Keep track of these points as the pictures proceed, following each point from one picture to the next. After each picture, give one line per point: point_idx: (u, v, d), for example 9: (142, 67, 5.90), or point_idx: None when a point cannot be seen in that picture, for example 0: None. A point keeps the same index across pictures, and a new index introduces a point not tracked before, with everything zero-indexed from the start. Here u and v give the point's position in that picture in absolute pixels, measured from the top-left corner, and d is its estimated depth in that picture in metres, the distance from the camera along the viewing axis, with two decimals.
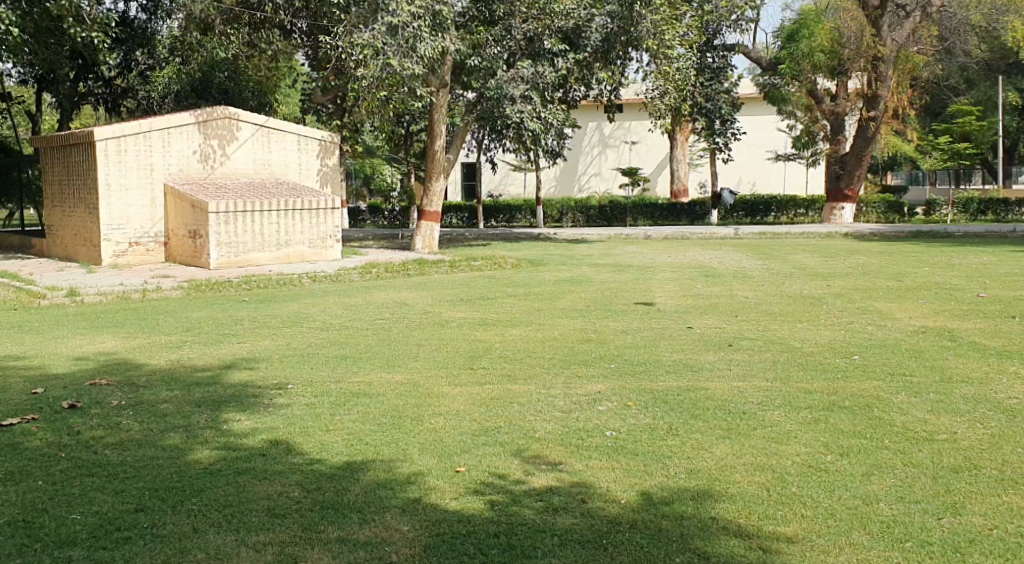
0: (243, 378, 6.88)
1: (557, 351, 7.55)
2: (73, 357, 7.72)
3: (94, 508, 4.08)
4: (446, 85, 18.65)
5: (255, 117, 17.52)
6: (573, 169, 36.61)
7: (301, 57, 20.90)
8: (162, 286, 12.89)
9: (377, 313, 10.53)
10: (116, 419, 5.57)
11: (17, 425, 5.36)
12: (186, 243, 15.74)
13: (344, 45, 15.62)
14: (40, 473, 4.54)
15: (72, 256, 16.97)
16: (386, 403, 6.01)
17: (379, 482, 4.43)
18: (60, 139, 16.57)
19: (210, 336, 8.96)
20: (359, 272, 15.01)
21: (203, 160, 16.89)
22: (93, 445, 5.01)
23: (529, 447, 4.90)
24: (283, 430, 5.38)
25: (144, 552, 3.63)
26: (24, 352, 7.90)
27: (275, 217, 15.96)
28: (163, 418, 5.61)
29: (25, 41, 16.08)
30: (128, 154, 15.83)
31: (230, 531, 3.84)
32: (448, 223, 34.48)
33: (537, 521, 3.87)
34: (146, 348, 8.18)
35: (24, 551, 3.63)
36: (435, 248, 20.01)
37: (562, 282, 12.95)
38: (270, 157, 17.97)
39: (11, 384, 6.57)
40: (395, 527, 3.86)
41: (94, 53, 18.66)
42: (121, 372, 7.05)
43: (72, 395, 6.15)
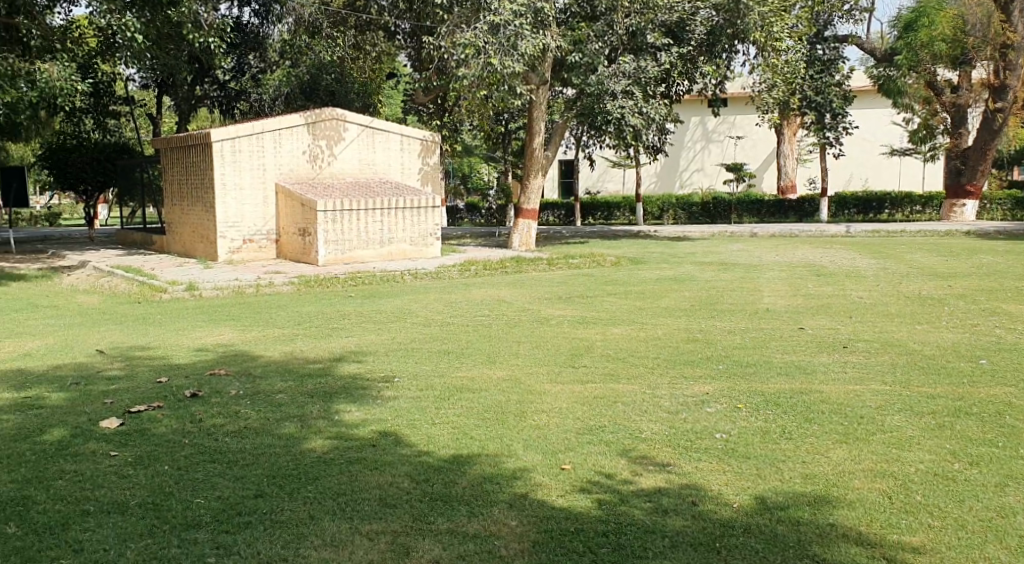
0: (353, 371, 7.06)
1: (661, 352, 7.42)
2: (192, 348, 8.06)
3: (217, 493, 4.25)
4: (546, 82, 18.72)
5: (361, 118, 17.93)
6: (675, 166, 36.05)
7: (403, 57, 21.40)
8: (274, 281, 13.42)
9: (477, 310, 10.56)
10: (234, 408, 5.80)
11: (144, 412, 5.64)
12: (296, 241, 16.29)
13: (447, 45, 16.17)
14: (166, 458, 4.76)
15: (189, 253, 17.81)
16: (489, 399, 6.04)
17: (486, 476, 4.46)
18: (180, 139, 17.34)
19: (320, 330, 9.21)
20: (458, 270, 15.10)
21: (311, 160, 17.40)
22: (214, 433, 5.21)
23: (635, 447, 4.84)
24: (391, 423, 5.47)
25: (264, 535, 3.76)
26: (149, 343, 8.33)
27: (379, 214, 16.31)
28: (279, 408, 5.81)
29: (148, 47, 16.88)
30: (242, 155, 16.46)
31: (344, 520, 3.93)
32: (545, 221, 34.59)
33: (647, 522, 3.81)
34: (261, 341, 8.49)
35: (156, 532, 3.81)
36: (533, 246, 20.00)
37: (664, 280, 12.75)
38: (375, 157, 18.37)
39: (139, 372, 6.95)
40: (504, 521, 3.88)
41: (211, 58, 19.47)
42: (239, 363, 7.35)
43: (192, 385, 6.42)
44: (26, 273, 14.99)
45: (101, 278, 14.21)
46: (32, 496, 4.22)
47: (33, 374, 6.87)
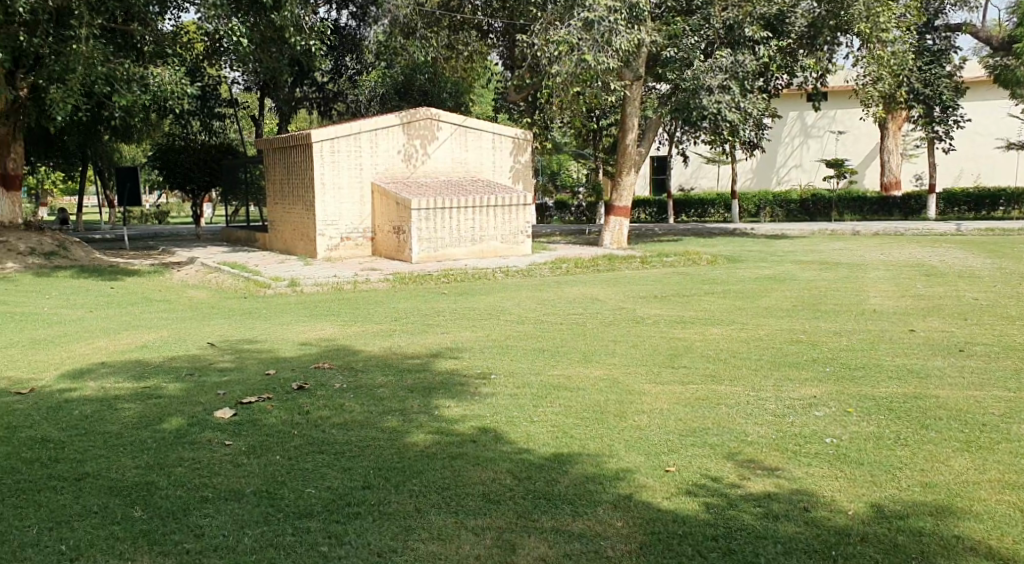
0: (451, 367, 7.14)
1: (763, 352, 7.25)
2: (297, 342, 8.30)
3: (326, 483, 4.36)
4: (640, 78, 18.48)
5: (454, 117, 18.09)
6: (771, 162, 35.22)
7: (495, 57, 21.58)
8: (370, 278, 13.71)
9: (571, 308, 10.54)
10: (339, 400, 5.93)
11: (255, 403, 5.83)
12: (391, 239, 16.59)
13: (541, 43, 16.14)
14: (277, 448, 4.90)
15: (290, 250, 18.34)
16: (588, 398, 6.01)
17: (589, 475, 4.43)
18: (281, 140, 17.86)
19: (417, 326, 9.35)
20: (549, 268, 15.11)
21: (406, 159, 17.66)
22: (321, 425, 5.34)
23: (741, 451, 4.73)
24: (491, 419, 5.50)
25: (373, 527, 3.84)
26: (256, 337, 8.62)
27: (471, 213, 16.44)
28: (381, 402, 5.91)
29: (252, 51, 17.42)
30: (341, 155, 16.85)
31: (449, 514, 3.96)
32: (637, 218, 34.30)
33: (757, 527, 3.73)
34: (361, 336, 8.68)
35: (270, 519, 3.94)
36: (625, 244, 19.76)
37: (763, 279, 12.45)
38: (467, 156, 18.51)
39: (248, 365, 7.19)
40: (609, 521, 3.84)
41: (311, 61, 20.00)
42: (341, 357, 7.52)
43: (298, 377, 6.61)
44: (139, 269, 15.74)
45: (208, 274, 14.80)
46: (156, 481, 4.43)
47: (150, 365, 7.20)
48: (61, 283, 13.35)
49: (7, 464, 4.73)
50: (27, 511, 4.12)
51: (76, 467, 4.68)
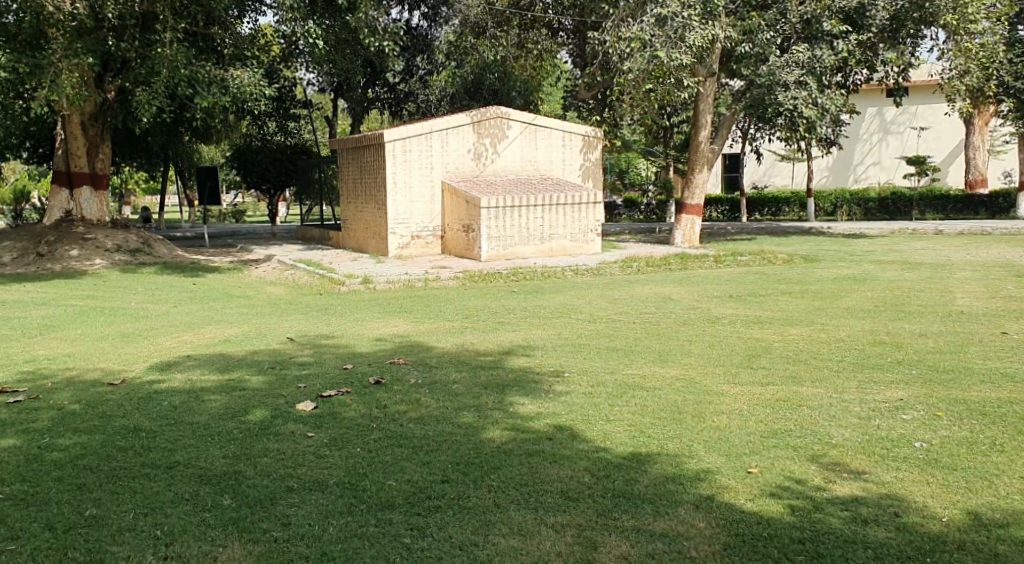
0: (524, 364, 7.14)
1: (845, 354, 7.06)
2: (372, 338, 8.41)
3: (407, 476, 4.43)
4: (714, 74, 18.24)
5: (524, 115, 18.08)
6: (849, 159, 34.33)
7: (565, 55, 21.52)
8: (441, 276, 13.82)
9: (643, 307, 10.44)
10: (415, 395, 6.00)
11: (334, 396, 5.94)
12: (461, 237, 16.70)
13: (613, 40, 16.07)
14: (357, 441, 4.99)
15: (362, 248, 18.64)
16: (664, 398, 5.94)
17: (669, 475, 4.38)
18: (354, 140, 18.15)
19: (489, 323, 9.39)
20: (620, 266, 14.99)
21: (476, 158, 17.76)
22: (399, 419, 5.39)
23: (826, 453, 4.61)
24: (566, 417, 5.48)
25: (454, 521, 3.90)
26: (332, 332, 8.77)
27: (541, 211, 16.44)
28: (456, 397, 5.95)
29: (327, 53, 17.64)
30: (412, 154, 17.05)
31: (528, 510, 3.99)
32: (709, 216, 33.84)
33: (845, 531, 3.64)
34: (434, 332, 8.75)
35: (354, 510, 4.06)
36: (697, 242, 19.48)
37: (842, 279, 12.12)
38: (537, 154, 18.47)
39: (325, 359, 7.33)
40: (691, 521, 3.80)
41: (383, 62, 20.26)
42: (415, 353, 7.60)
43: (375, 372, 6.70)
44: (219, 266, 16.20)
45: (284, 271, 15.14)
46: (243, 471, 4.58)
47: (232, 358, 7.39)
48: (146, 280, 13.83)
49: (103, 451, 4.96)
50: (125, 497, 4.35)
51: (167, 456, 4.86)
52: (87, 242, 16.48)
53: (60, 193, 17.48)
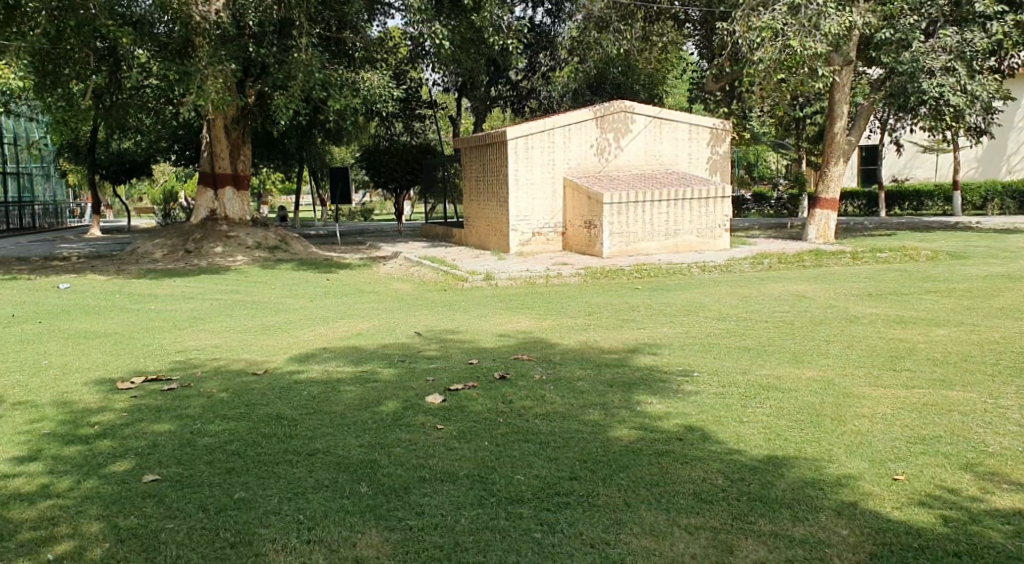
0: (651, 363, 7.02)
1: (999, 357, 6.59)
2: (496, 333, 8.49)
3: (535, 471, 4.45)
4: (851, 62, 17.44)
5: (649, 109, 17.79)
6: (1000, 149, 32.12)
7: (691, 47, 21.16)
8: (564, 272, 13.80)
9: (775, 305, 10.09)
10: (541, 392, 5.99)
11: (461, 390, 6.01)
12: (583, 233, 16.62)
13: (743, 31, 15.60)
14: (485, 434, 5.03)
15: (484, 245, 18.87)
16: (799, 400, 5.71)
17: (807, 480, 4.20)
18: (478, 138, 18.37)
19: (613, 320, 9.31)
20: (750, 263, 14.55)
21: (599, 153, 17.64)
22: (525, 415, 5.40)
23: (981, 462, 4.31)
24: (696, 417, 5.35)
25: (585, 518, 3.89)
26: (457, 327, 8.91)
27: (665, 206, 16.16)
28: (582, 395, 5.91)
29: (452, 51, 17.84)
30: (534, 151, 17.11)
31: (660, 509, 3.92)
32: (844, 211, 32.48)
33: (1007, 548, 3.41)
34: (558, 329, 8.74)
35: (485, 503, 4.12)
36: (832, 237, 18.67)
37: (993, 277, 11.34)
38: (662, 148, 18.11)
39: (452, 353, 7.44)
40: (832, 528, 3.64)
41: (507, 60, 20.41)
42: (540, 349, 7.61)
43: (500, 368, 6.75)
44: (349, 263, 16.74)
45: (410, 267, 15.50)
46: (377, 461, 4.72)
47: (364, 351, 7.61)
48: (282, 276, 14.44)
49: (249, 437, 5.21)
50: (268, 481, 4.57)
51: (307, 443, 5.06)
52: (230, 239, 17.40)
53: (206, 193, 18.47)
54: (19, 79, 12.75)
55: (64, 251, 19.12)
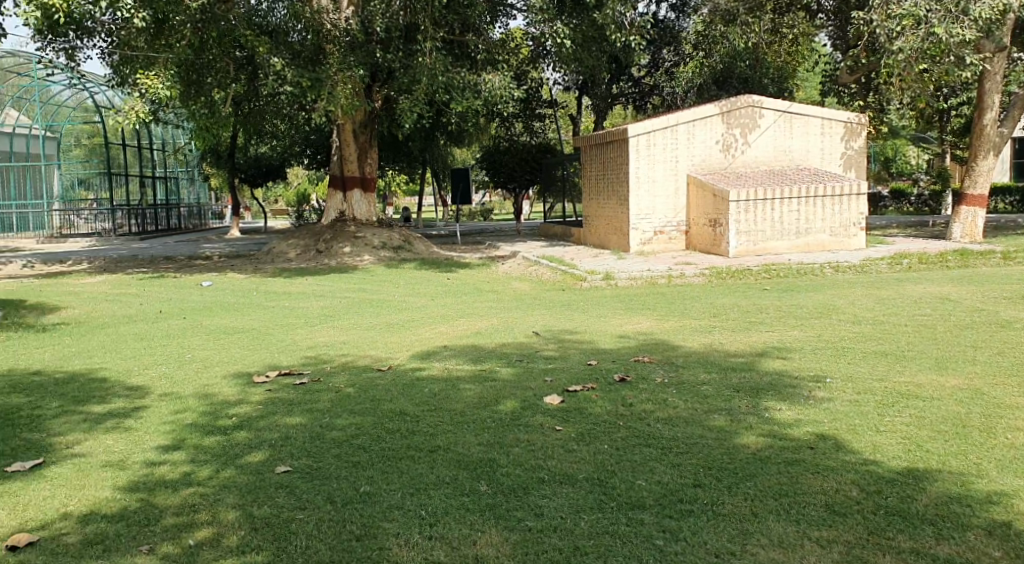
0: (779, 367, 6.75)
1: None
2: (617, 334, 8.38)
3: (656, 477, 4.34)
4: (1004, 48, 16.28)
5: (778, 103, 17.17)
6: None
7: (824, 37, 20.32)
8: (686, 272, 13.51)
9: (914, 308, 9.53)
10: (662, 395, 5.85)
11: (580, 392, 5.95)
12: (707, 232, 16.21)
13: (882, 20, 14.84)
14: (605, 437, 4.95)
15: (604, 244, 18.72)
16: (942, 409, 5.34)
17: (953, 496, 3.91)
18: (599, 136, 18.24)
19: (739, 322, 9.02)
20: (887, 263, 13.82)
21: (724, 150, 17.17)
22: (646, 419, 5.29)
23: None
24: (829, 425, 5.09)
25: (710, 525, 3.76)
26: (577, 328, 8.85)
27: (795, 204, 15.55)
28: (706, 399, 5.74)
29: (575, 49, 17.79)
30: (657, 147, 16.83)
31: (789, 520, 3.75)
32: (992, 207, 30.45)
33: None
34: (680, 331, 8.54)
35: (605, 507, 4.05)
36: (980, 238, 17.33)
37: None
38: (792, 143, 17.44)
39: (571, 354, 7.39)
40: (982, 550, 3.38)
41: (629, 57, 20.17)
42: (661, 351, 7.46)
43: (621, 369, 6.64)
44: (471, 262, 16.95)
45: (530, 266, 15.56)
46: (497, 460, 4.72)
47: (485, 350, 7.66)
48: (407, 275, 14.76)
49: (374, 432, 5.32)
50: (392, 476, 4.65)
51: (429, 440, 5.13)
52: (357, 239, 17.92)
53: (335, 195, 19.14)
54: (166, 88, 13.59)
55: (206, 251, 20.21)
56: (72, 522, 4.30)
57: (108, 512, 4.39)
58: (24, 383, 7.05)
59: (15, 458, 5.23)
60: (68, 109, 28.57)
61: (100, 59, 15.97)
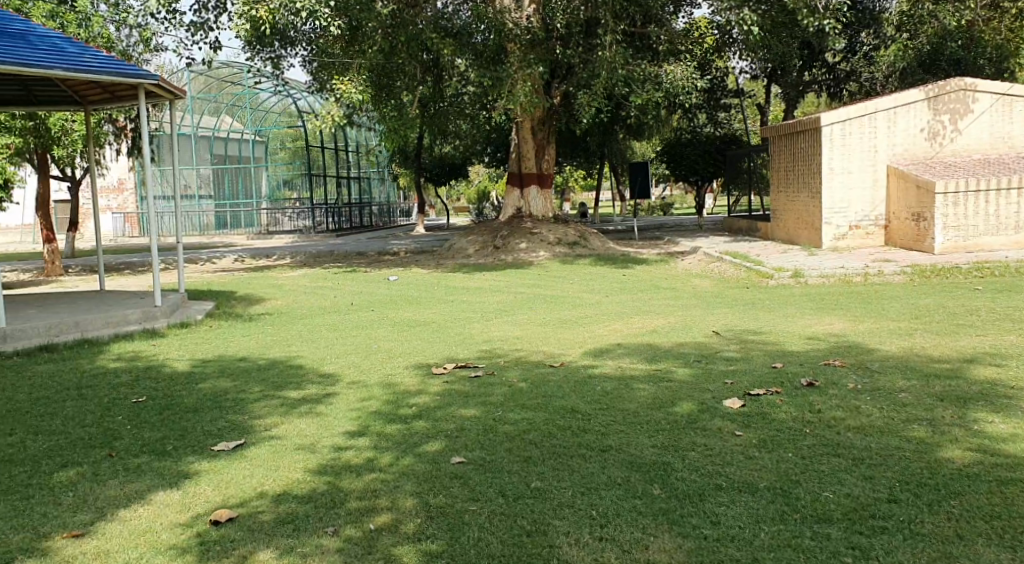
0: (992, 375, 6.10)
1: None
2: (804, 336, 7.91)
3: (846, 490, 4.04)
4: None
5: (995, 85, 15.65)
6: None
7: None
8: (885, 269, 12.58)
9: None
10: (855, 402, 5.44)
11: (763, 396, 5.65)
12: (910, 226, 15.03)
13: None
14: (789, 445, 4.67)
15: (793, 240, 17.83)
16: None
17: None
18: (789, 126, 17.40)
19: (944, 325, 8.27)
20: None
21: (931, 138, 15.85)
22: (836, 427, 4.93)
23: None
24: None
25: (907, 546, 3.48)
26: (761, 328, 8.44)
27: (1015, 195, 14.08)
28: (905, 408, 5.27)
29: (764, 37, 17.05)
30: (853, 137, 15.80)
31: (1002, 548, 3.40)
32: None
33: None
34: (876, 333, 7.94)
35: (787, 518, 3.82)
36: None
37: None
38: (1012, 129, 15.84)
39: (754, 356, 7.04)
40: None
41: (823, 42, 19.08)
42: (855, 355, 6.95)
43: (809, 373, 6.24)
44: (649, 258, 16.67)
45: (711, 263, 15.10)
46: (672, 463, 4.57)
47: (661, 349, 7.47)
48: (584, 271, 14.73)
49: (546, 429, 5.30)
50: (563, 473, 4.60)
51: (602, 440, 5.04)
52: (534, 235, 18.07)
53: (514, 192, 19.35)
54: (359, 92, 14.34)
55: (393, 247, 21.17)
56: (266, 500, 4.57)
57: (299, 493, 4.64)
58: (230, 368, 7.63)
59: (220, 437, 5.66)
60: (275, 114, 30.73)
61: (302, 66, 17.10)
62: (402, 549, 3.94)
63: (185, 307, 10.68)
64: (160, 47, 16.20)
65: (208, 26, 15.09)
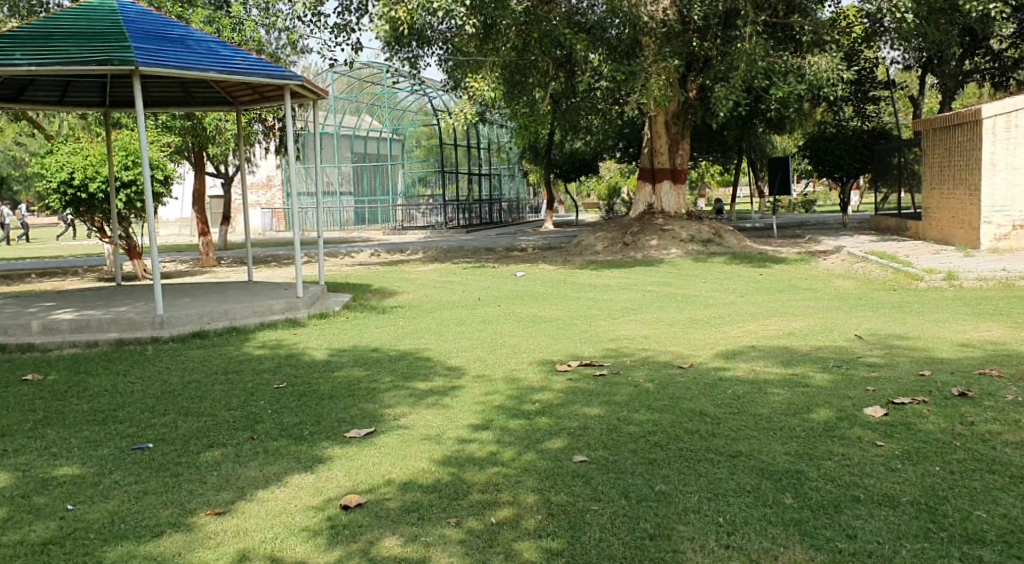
0: None
1: None
2: (957, 342, 7.38)
3: (1000, 510, 3.76)
4: None
5: None
6: None
7: None
8: None
9: None
10: (1013, 415, 5.01)
11: (909, 405, 5.29)
12: None
13: None
14: (936, 458, 4.37)
15: (947, 239, 16.72)
16: None
17: None
18: (945, 118, 16.32)
19: None
20: None
21: None
22: (991, 441, 4.56)
23: None
24: None
25: None
26: (908, 333, 7.93)
27: None
28: None
29: (920, 23, 16.03)
30: (1018, 130, 14.62)
31: None
32: None
33: None
34: None
35: (933, 537, 3.59)
36: None
37: None
38: None
39: (899, 362, 6.62)
40: None
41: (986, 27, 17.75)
42: (1014, 364, 6.42)
43: (961, 383, 5.81)
44: (787, 257, 16.03)
45: (854, 263, 14.38)
46: (806, 471, 4.36)
47: (797, 353, 7.15)
48: (717, 269, 14.33)
49: (672, 431, 5.16)
50: (689, 477, 4.46)
51: (730, 444, 4.86)
52: (666, 232, 17.74)
53: (645, 188, 19.04)
54: (491, 89, 14.49)
55: (523, 243, 21.30)
56: (393, 488, 4.66)
57: (424, 482, 4.71)
58: (363, 358, 7.87)
59: (352, 424, 5.83)
60: (412, 113, 31.13)
61: (438, 65, 17.43)
62: (523, 545, 3.92)
63: (324, 299, 11.09)
64: (305, 49, 16.94)
65: (350, 28, 15.63)
